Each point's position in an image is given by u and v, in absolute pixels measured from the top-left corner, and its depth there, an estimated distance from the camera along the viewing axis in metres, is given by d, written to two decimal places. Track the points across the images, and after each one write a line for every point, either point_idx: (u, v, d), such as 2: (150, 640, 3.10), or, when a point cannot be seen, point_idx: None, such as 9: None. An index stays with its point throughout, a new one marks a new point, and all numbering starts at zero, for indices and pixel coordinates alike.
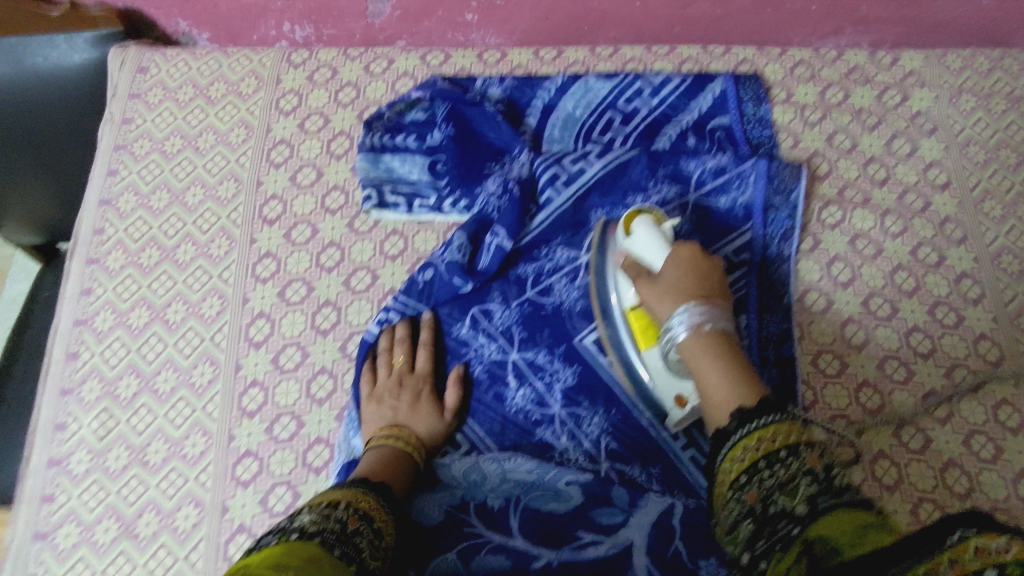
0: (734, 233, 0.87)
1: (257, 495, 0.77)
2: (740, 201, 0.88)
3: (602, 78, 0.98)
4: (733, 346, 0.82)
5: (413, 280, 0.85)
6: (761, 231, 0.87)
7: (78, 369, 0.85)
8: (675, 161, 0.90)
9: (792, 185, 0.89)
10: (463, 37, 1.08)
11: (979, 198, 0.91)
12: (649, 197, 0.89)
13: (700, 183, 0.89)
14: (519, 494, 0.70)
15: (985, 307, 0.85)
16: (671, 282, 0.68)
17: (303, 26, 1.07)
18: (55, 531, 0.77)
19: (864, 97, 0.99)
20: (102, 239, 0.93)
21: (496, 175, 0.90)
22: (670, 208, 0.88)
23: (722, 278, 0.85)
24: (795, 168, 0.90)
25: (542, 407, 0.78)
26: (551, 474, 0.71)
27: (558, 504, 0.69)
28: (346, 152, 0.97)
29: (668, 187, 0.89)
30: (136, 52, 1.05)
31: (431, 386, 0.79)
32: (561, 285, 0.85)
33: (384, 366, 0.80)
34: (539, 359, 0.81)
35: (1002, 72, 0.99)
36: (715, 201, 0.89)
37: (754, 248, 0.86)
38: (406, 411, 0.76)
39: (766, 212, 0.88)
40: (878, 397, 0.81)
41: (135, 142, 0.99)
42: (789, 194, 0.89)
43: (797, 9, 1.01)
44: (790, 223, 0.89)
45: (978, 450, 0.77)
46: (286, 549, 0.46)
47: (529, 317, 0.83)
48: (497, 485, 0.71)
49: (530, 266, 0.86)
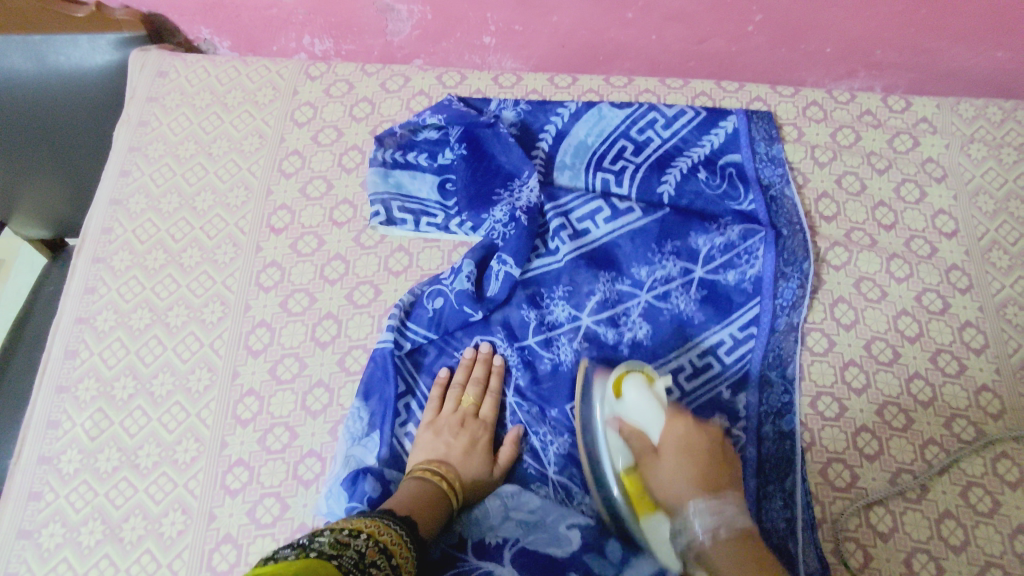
0: (739, 308, 0.87)
1: (244, 505, 0.76)
2: (748, 275, 0.88)
3: (615, 107, 0.98)
4: (730, 425, 0.82)
5: (421, 308, 0.86)
6: (769, 306, 0.86)
7: (76, 366, 0.85)
8: (685, 234, 0.90)
9: (801, 257, 0.89)
10: (480, 59, 1.09)
11: (986, 247, 0.91)
12: (653, 269, 0.89)
13: (708, 257, 0.89)
14: (520, 538, 0.69)
15: (988, 357, 0.84)
16: (677, 477, 0.67)
17: (323, 40, 1.08)
18: (39, 529, 0.76)
19: (875, 140, 1.00)
20: (109, 238, 0.94)
21: (504, 203, 0.90)
22: (676, 282, 0.88)
23: (725, 357, 0.85)
24: (803, 242, 0.90)
25: (536, 460, 0.78)
26: (556, 516, 0.71)
27: (557, 550, 0.68)
28: (357, 166, 0.98)
29: (673, 263, 0.89)
30: (157, 55, 1.06)
31: (490, 434, 0.78)
32: (561, 342, 0.84)
33: (451, 401, 0.80)
34: (535, 412, 0.81)
35: (1014, 123, 0.99)
36: (722, 275, 0.88)
37: (759, 326, 0.86)
38: (459, 453, 0.75)
39: (775, 284, 0.87)
40: (876, 442, 0.80)
41: (149, 145, 1.00)
42: (799, 266, 0.88)
43: (811, 51, 1.02)
44: (801, 291, 0.87)
45: (975, 502, 0.76)
46: (305, 565, 0.47)
47: (530, 363, 0.83)
48: (499, 524, 0.70)
49: (533, 312, 0.85)
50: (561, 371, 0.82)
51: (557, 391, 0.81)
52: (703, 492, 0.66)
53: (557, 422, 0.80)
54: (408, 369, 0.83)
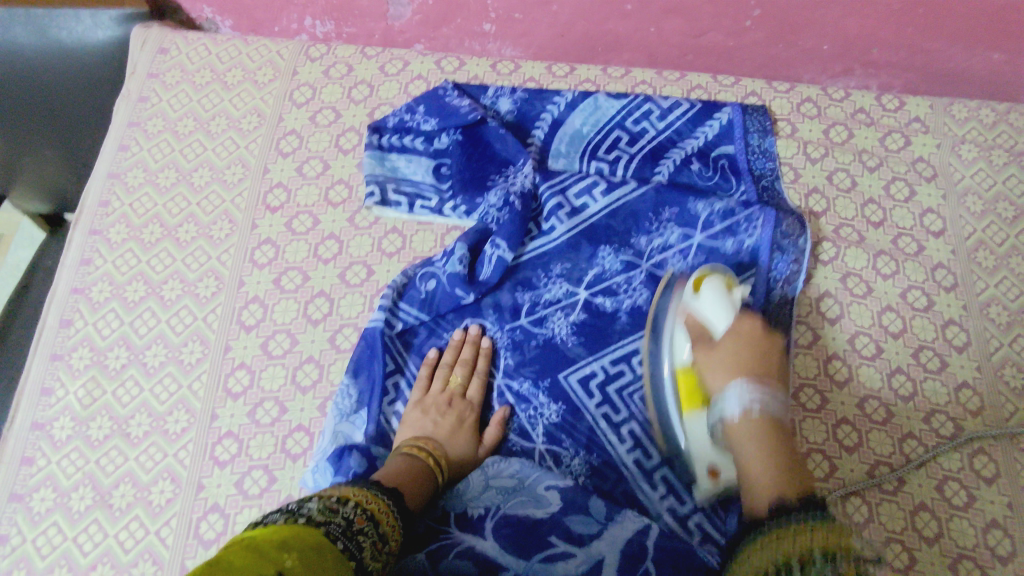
0: (736, 281, 0.87)
1: (233, 476, 0.78)
2: (747, 244, 0.88)
3: (612, 97, 1.00)
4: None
5: (413, 289, 0.87)
6: (764, 278, 0.86)
7: (70, 336, 0.86)
8: (683, 202, 0.90)
9: (799, 232, 0.89)
10: (480, 46, 1.10)
11: (973, 247, 0.92)
12: (652, 238, 0.90)
13: (707, 223, 0.89)
14: (502, 502, 0.70)
15: (969, 354, 0.85)
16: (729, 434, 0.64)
17: (324, 22, 1.09)
18: (31, 493, 0.78)
19: (868, 139, 1.00)
20: (106, 211, 0.95)
21: (498, 187, 0.92)
22: (673, 250, 0.89)
23: None
24: (799, 217, 0.90)
25: (524, 437, 0.80)
26: (534, 479, 0.74)
27: (537, 510, 0.69)
28: (354, 148, 0.99)
29: (672, 230, 0.90)
30: (159, 33, 1.07)
31: (475, 414, 0.79)
32: (556, 317, 0.85)
33: (439, 381, 0.81)
34: (525, 389, 0.82)
35: (1005, 126, 1.00)
36: (721, 242, 0.88)
37: (756, 292, 0.86)
38: (446, 431, 0.76)
39: (772, 255, 0.87)
40: (855, 434, 0.81)
41: (148, 120, 1.01)
42: (796, 241, 0.88)
43: (808, 48, 1.02)
44: (795, 265, 0.88)
45: (950, 496, 0.78)
46: (293, 532, 0.48)
47: (521, 342, 0.85)
48: (480, 493, 0.71)
49: (526, 294, 0.87)
50: (554, 348, 0.84)
51: (550, 368, 0.83)
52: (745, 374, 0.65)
53: (548, 394, 0.82)
54: (395, 348, 0.85)
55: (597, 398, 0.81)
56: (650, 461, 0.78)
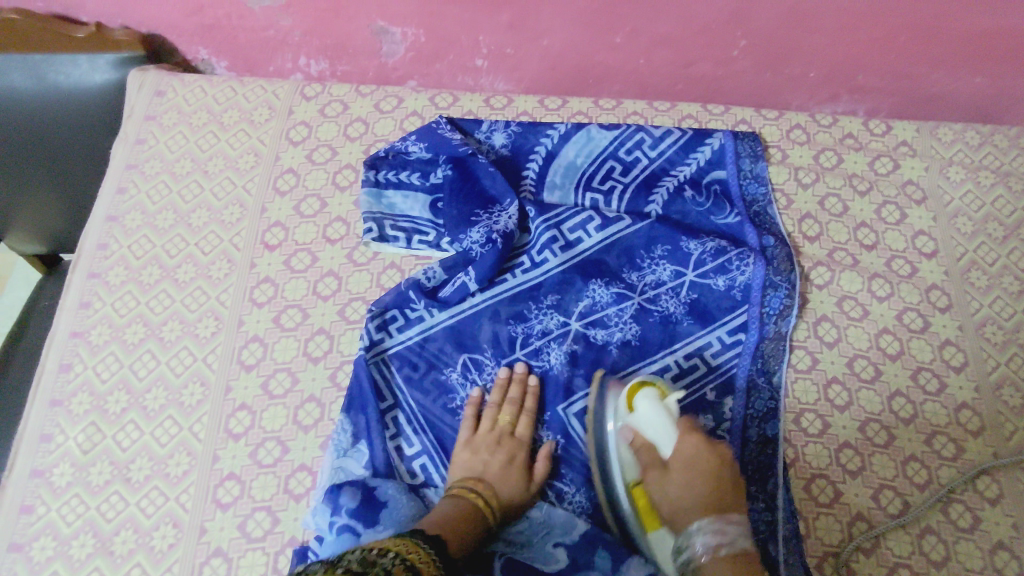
0: (730, 314, 0.88)
1: (235, 519, 0.77)
2: (738, 282, 0.89)
3: (604, 129, 1.01)
4: (714, 426, 0.83)
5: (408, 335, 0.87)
6: (757, 313, 0.88)
7: (70, 381, 0.86)
8: (675, 240, 0.92)
9: (789, 270, 0.91)
10: (473, 81, 1.12)
11: (965, 267, 0.93)
12: (644, 274, 0.91)
13: (699, 262, 0.91)
14: (512, 551, 0.73)
15: (968, 375, 0.86)
16: (685, 491, 0.69)
17: (318, 61, 1.11)
18: (31, 543, 0.77)
19: (857, 163, 1.02)
20: (105, 254, 0.95)
21: (482, 225, 0.91)
22: (666, 287, 0.90)
23: (711, 358, 0.87)
24: (788, 251, 0.92)
25: None
26: (545, 534, 0.74)
27: (546, 567, 0.72)
28: (351, 185, 1.00)
29: (664, 267, 0.91)
30: (156, 75, 1.08)
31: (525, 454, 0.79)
32: (550, 349, 0.86)
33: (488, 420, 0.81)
34: (522, 421, 0.82)
35: (991, 147, 1.02)
36: (712, 280, 0.90)
37: (748, 331, 0.87)
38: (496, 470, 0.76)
39: (763, 292, 0.89)
40: (858, 458, 0.81)
41: (146, 162, 1.02)
42: (787, 276, 0.90)
43: (795, 75, 1.04)
44: (789, 299, 0.89)
45: (955, 518, 0.78)
46: None
47: (516, 375, 0.85)
48: (488, 539, 0.74)
49: (519, 327, 0.88)
50: (551, 380, 0.84)
51: (548, 401, 0.84)
52: (710, 514, 0.67)
53: (545, 428, 0.82)
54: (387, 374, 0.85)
55: None
56: None
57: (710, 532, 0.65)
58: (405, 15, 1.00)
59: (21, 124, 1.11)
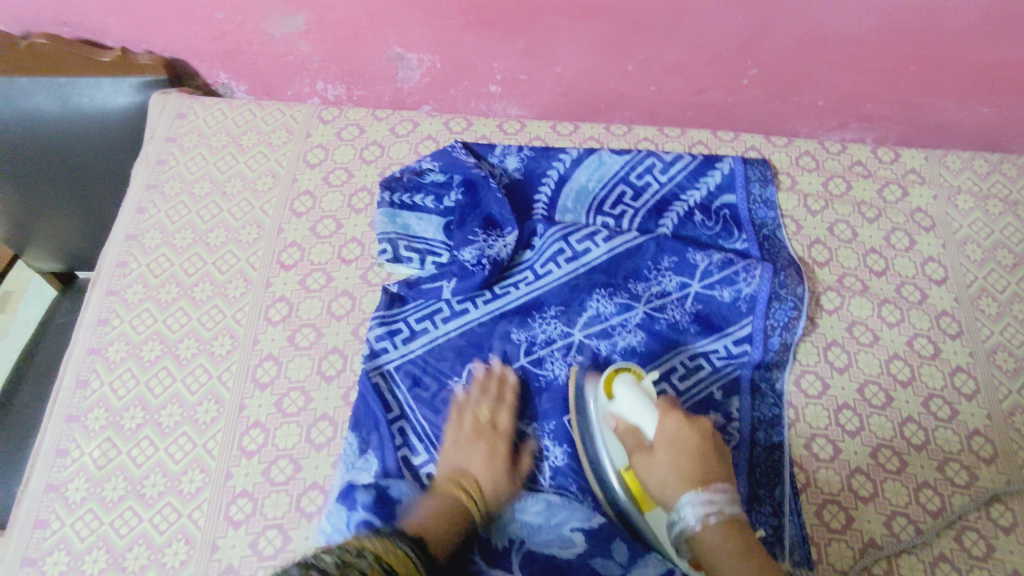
0: (734, 324, 0.89)
1: (247, 537, 0.77)
2: (744, 293, 0.90)
3: (615, 154, 1.03)
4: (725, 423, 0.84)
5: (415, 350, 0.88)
6: (761, 326, 0.88)
7: (86, 397, 0.87)
8: (682, 252, 0.93)
9: (797, 283, 0.92)
10: (486, 106, 1.14)
11: (975, 294, 0.94)
12: (651, 285, 0.92)
13: (705, 273, 0.91)
14: (526, 537, 0.73)
15: (979, 402, 0.86)
16: (666, 471, 0.68)
17: (336, 86, 1.13)
18: (44, 558, 0.77)
19: (866, 191, 1.03)
20: (124, 271, 0.97)
21: (474, 247, 0.92)
22: (672, 297, 0.91)
23: (716, 360, 0.88)
24: (797, 270, 0.93)
25: (529, 478, 0.80)
26: (560, 518, 0.75)
27: (562, 552, 0.72)
28: (366, 207, 1.01)
29: (670, 279, 0.92)
30: (177, 98, 1.10)
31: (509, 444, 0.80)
32: (554, 358, 0.87)
33: (469, 416, 0.81)
34: (529, 432, 0.83)
35: (999, 176, 1.03)
36: (718, 292, 0.91)
37: (753, 343, 0.88)
38: (479, 464, 0.77)
39: (769, 304, 0.89)
40: (870, 484, 0.81)
41: (166, 182, 1.04)
42: (794, 288, 0.91)
43: (804, 103, 1.06)
44: (795, 314, 0.90)
45: (969, 547, 0.77)
46: None
47: (522, 388, 0.85)
48: (503, 526, 0.74)
49: (524, 335, 0.88)
50: (557, 390, 0.85)
51: (553, 409, 0.84)
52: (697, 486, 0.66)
53: (552, 436, 0.82)
54: (393, 386, 0.85)
55: None
56: None
57: (698, 503, 0.65)
58: (422, 42, 1.03)
59: (45, 144, 1.14)
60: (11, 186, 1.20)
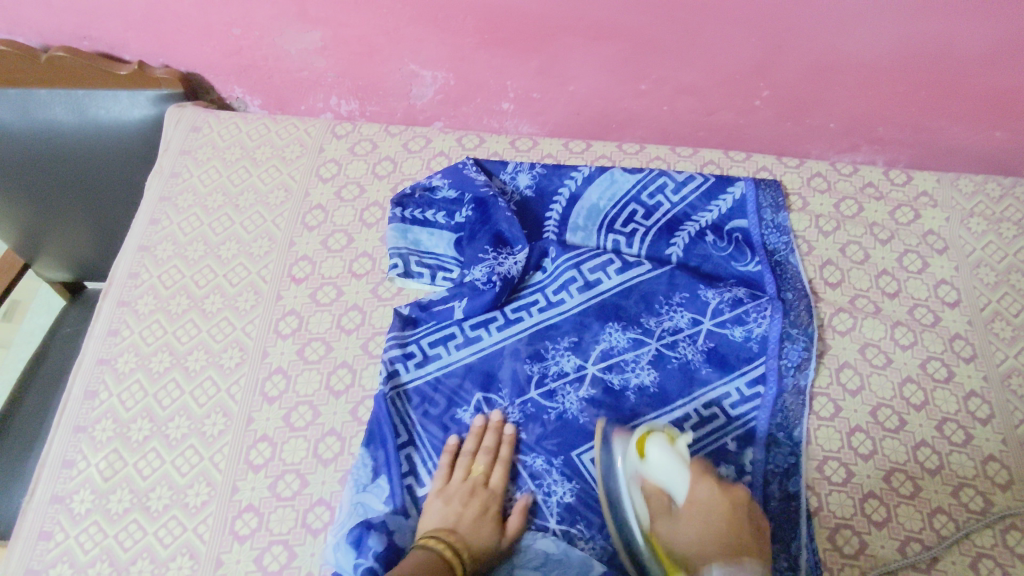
0: (747, 363, 0.88)
1: (252, 552, 0.76)
2: (756, 332, 0.89)
3: (628, 172, 1.03)
4: (736, 476, 0.82)
5: (425, 374, 0.87)
6: (775, 365, 0.87)
7: (94, 408, 0.87)
8: (693, 287, 0.93)
9: (807, 321, 0.91)
10: (498, 123, 1.14)
11: (989, 317, 0.93)
12: (662, 320, 0.91)
13: (716, 310, 0.91)
14: None
15: (994, 427, 0.85)
16: (692, 530, 0.68)
17: (349, 101, 1.14)
18: (47, 570, 0.76)
19: (878, 212, 1.03)
20: (136, 282, 0.97)
21: (487, 263, 0.93)
22: (683, 333, 0.90)
23: (731, 409, 0.86)
24: (806, 300, 0.93)
25: (537, 514, 0.79)
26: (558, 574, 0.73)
27: None
28: (378, 222, 1.02)
29: (682, 315, 0.91)
30: (193, 112, 1.11)
31: (501, 504, 0.78)
32: (565, 391, 0.86)
33: (461, 470, 0.80)
34: (537, 465, 0.81)
35: (1012, 199, 1.02)
36: (730, 329, 0.90)
37: (766, 382, 0.87)
38: (469, 521, 0.74)
39: (780, 344, 0.89)
40: (883, 509, 0.80)
41: (179, 195, 1.05)
42: (804, 329, 0.90)
43: (815, 125, 1.06)
44: (807, 352, 0.89)
45: (985, 575, 0.76)
46: None
47: (532, 416, 0.84)
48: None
49: (536, 366, 0.87)
50: (567, 422, 0.84)
51: (563, 443, 0.82)
52: (725, 556, 0.65)
53: (562, 471, 0.81)
54: (404, 409, 0.85)
55: None
56: None
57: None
58: (437, 59, 1.04)
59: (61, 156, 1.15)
60: (26, 196, 1.21)
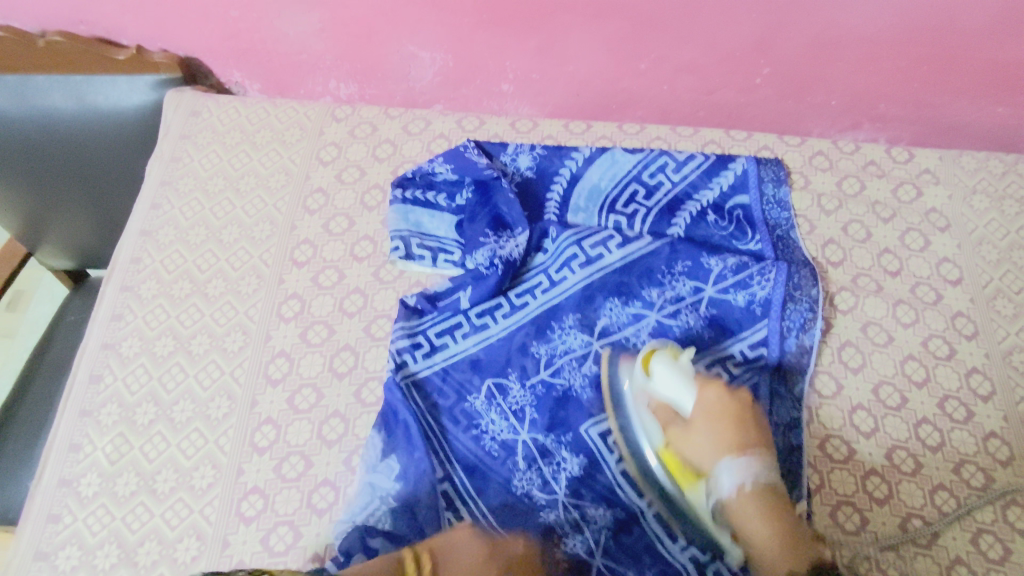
0: (749, 327, 0.89)
1: (258, 533, 0.77)
2: (759, 297, 0.89)
3: (628, 152, 1.02)
4: None
5: (433, 361, 0.88)
6: (777, 327, 0.88)
7: (99, 392, 0.87)
8: (695, 256, 0.92)
9: (811, 285, 0.92)
10: (498, 105, 1.14)
11: (991, 295, 0.93)
12: (664, 290, 0.91)
13: (719, 277, 0.91)
14: None
15: (996, 404, 0.85)
16: (703, 439, 0.73)
17: (348, 84, 1.14)
18: (56, 552, 0.77)
19: (880, 191, 1.03)
20: (138, 267, 0.97)
21: (488, 247, 0.93)
22: (686, 302, 0.90)
23: (733, 368, 0.86)
24: (810, 270, 0.93)
25: (546, 490, 0.79)
26: None
27: None
28: (378, 205, 1.01)
29: (684, 284, 0.91)
30: (192, 96, 1.11)
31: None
32: (571, 368, 0.86)
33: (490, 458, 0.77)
34: (547, 444, 0.81)
35: (1015, 176, 1.02)
36: (732, 295, 0.90)
37: (769, 345, 0.87)
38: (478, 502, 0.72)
39: (784, 307, 0.88)
40: (885, 486, 0.80)
41: (180, 180, 1.04)
42: (808, 290, 0.91)
43: (817, 103, 1.06)
44: (811, 316, 0.89)
45: (986, 550, 0.76)
46: None
47: (542, 398, 0.84)
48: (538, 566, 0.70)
49: (543, 347, 0.88)
50: (575, 401, 0.84)
51: (573, 420, 0.83)
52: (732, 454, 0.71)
53: (570, 447, 0.81)
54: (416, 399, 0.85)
55: (617, 447, 0.81)
56: (669, 506, 0.77)
57: (734, 467, 0.70)
58: (435, 40, 1.03)
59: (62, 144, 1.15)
60: (26, 183, 1.21)
